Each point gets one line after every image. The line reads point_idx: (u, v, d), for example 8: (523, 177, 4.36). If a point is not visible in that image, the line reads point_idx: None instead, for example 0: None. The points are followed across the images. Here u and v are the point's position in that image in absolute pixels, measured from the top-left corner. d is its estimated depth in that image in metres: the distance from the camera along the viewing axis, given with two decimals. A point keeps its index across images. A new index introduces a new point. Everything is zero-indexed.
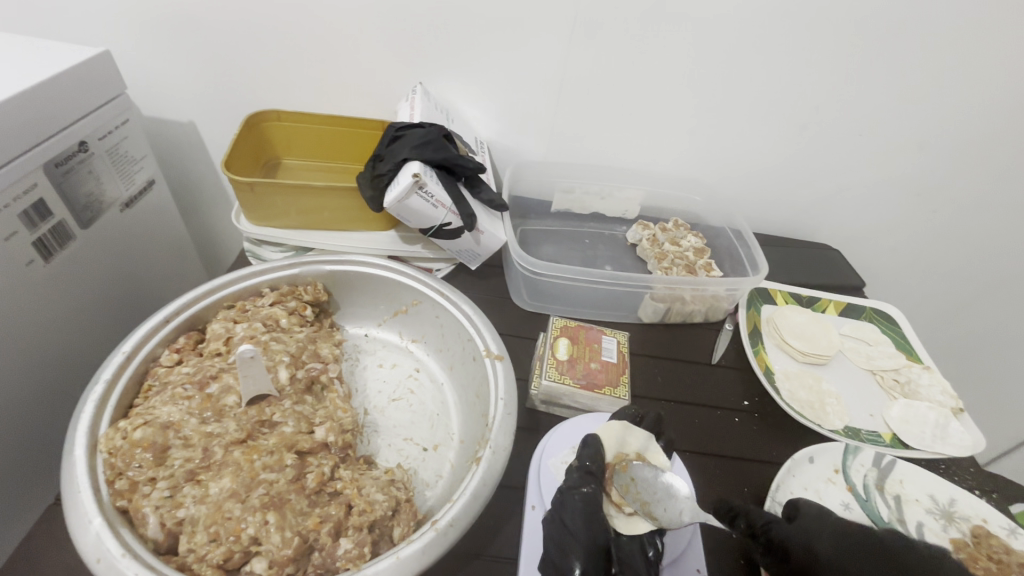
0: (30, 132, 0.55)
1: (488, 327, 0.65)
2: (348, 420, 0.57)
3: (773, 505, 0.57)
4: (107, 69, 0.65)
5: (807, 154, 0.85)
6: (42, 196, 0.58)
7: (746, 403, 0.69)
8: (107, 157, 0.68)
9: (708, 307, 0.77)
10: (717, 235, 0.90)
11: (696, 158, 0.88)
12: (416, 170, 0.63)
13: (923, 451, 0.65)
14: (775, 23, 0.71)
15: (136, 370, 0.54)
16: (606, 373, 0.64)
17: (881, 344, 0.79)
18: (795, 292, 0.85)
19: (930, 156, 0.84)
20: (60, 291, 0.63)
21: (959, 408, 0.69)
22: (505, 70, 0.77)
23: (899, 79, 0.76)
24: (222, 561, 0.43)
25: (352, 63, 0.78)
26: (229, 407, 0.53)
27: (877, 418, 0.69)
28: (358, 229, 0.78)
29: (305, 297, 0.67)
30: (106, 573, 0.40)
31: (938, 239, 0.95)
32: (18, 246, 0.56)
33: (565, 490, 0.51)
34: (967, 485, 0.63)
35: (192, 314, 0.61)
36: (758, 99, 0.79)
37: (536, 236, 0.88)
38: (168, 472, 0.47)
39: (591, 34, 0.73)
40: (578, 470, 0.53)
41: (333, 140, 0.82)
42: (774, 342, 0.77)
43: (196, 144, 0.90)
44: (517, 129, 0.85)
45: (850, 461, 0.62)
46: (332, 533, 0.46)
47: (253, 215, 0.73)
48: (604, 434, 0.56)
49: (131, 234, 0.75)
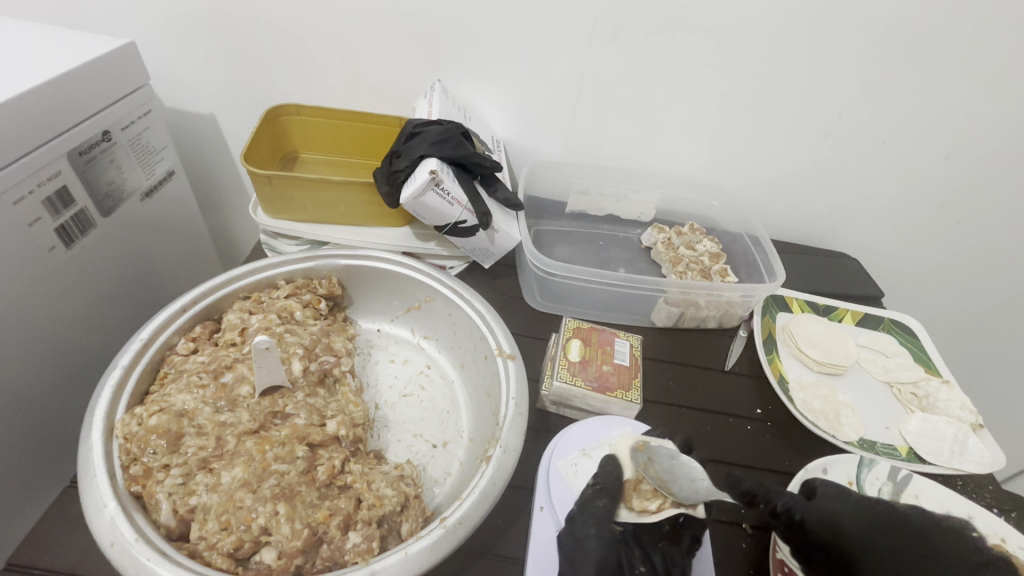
0: (56, 121, 0.56)
1: (500, 326, 0.65)
2: (360, 415, 0.57)
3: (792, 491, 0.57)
4: (132, 59, 0.66)
5: (828, 161, 0.84)
6: (65, 183, 0.59)
7: (759, 412, 0.68)
8: (129, 147, 0.69)
9: (722, 313, 0.76)
10: (733, 240, 0.89)
11: (715, 163, 0.87)
12: (433, 167, 0.63)
13: (940, 466, 0.64)
14: (800, 27, 0.70)
15: (153, 358, 0.55)
16: (618, 376, 0.64)
17: (899, 356, 0.77)
18: (811, 301, 0.84)
19: (955, 168, 0.82)
20: (80, 277, 0.64)
21: (978, 424, 0.68)
22: (524, 70, 0.77)
23: (926, 87, 0.74)
24: (232, 550, 0.43)
25: (373, 59, 0.78)
26: (242, 397, 0.53)
27: (893, 430, 0.68)
28: (373, 224, 0.78)
29: (320, 291, 0.68)
30: (118, 557, 0.40)
31: (960, 252, 0.93)
32: (41, 232, 0.57)
33: (580, 505, 0.50)
34: (985, 503, 0.62)
35: (208, 304, 0.61)
36: (780, 105, 0.78)
37: (551, 237, 0.88)
38: (182, 459, 0.47)
39: (613, 36, 0.72)
40: (592, 487, 0.52)
41: (350, 135, 0.83)
42: (789, 350, 0.76)
43: (216, 136, 0.91)
44: (534, 129, 0.85)
45: (864, 473, 0.60)
46: (341, 527, 0.46)
47: (271, 207, 0.73)
48: (619, 452, 0.54)
49: (150, 223, 0.76)
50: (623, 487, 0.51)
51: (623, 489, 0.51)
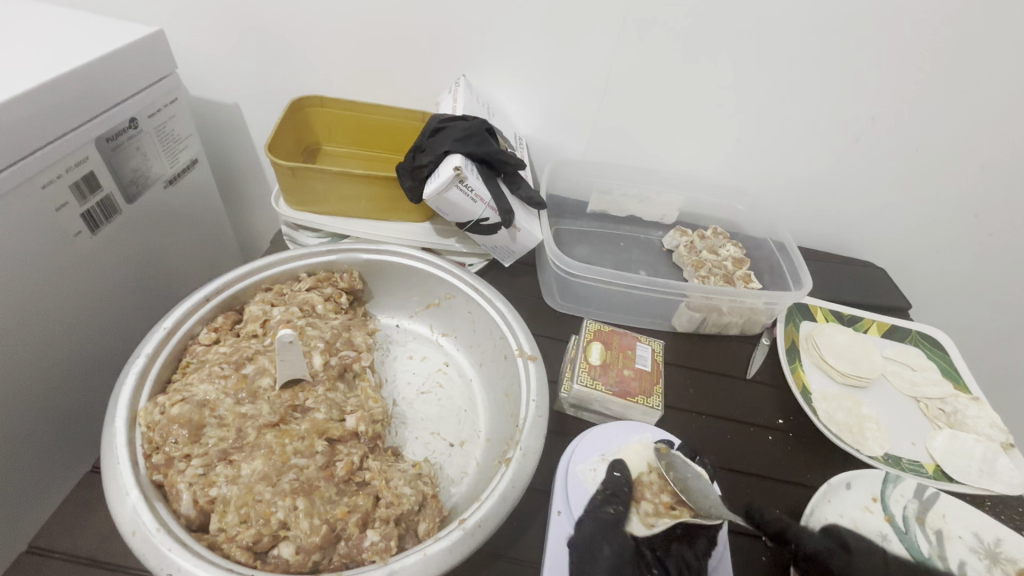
0: (84, 107, 0.56)
1: (521, 327, 0.64)
2: (379, 411, 0.57)
3: (817, 504, 0.56)
4: (160, 46, 0.66)
5: (857, 167, 0.82)
6: (92, 169, 0.59)
7: (781, 422, 0.67)
8: (155, 134, 0.69)
9: (745, 320, 0.75)
10: (757, 245, 0.87)
11: (740, 166, 0.85)
12: (458, 163, 0.62)
13: (968, 486, 0.62)
14: (838, 28, 0.68)
15: (176, 346, 0.55)
16: (639, 382, 0.63)
17: (927, 369, 0.75)
18: (836, 310, 0.82)
19: (990, 178, 0.80)
20: (104, 264, 0.64)
21: (1009, 443, 0.66)
22: (552, 67, 0.76)
23: (966, 91, 0.72)
24: (251, 543, 0.43)
25: (398, 50, 0.78)
26: (263, 389, 0.54)
27: (919, 447, 0.66)
28: (394, 220, 0.78)
29: (341, 284, 0.68)
30: (140, 546, 0.40)
31: (992, 264, 0.91)
32: (67, 217, 0.57)
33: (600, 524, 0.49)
34: (1014, 526, 0.59)
35: (231, 294, 0.61)
36: (814, 107, 0.76)
37: (571, 236, 0.87)
38: (203, 450, 0.47)
39: (643, 34, 0.71)
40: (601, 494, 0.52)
41: (372, 128, 0.82)
42: (812, 360, 0.75)
43: (238, 126, 0.91)
44: (559, 127, 0.84)
45: (889, 490, 0.58)
46: (359, 524, 0.46)
47: (294, 198, 0.73)
48: (628, 458, 0.56)
49: (172, 211, 0.76)
50: (634, 485, 0.54)
51: (632, 487, 0.54)
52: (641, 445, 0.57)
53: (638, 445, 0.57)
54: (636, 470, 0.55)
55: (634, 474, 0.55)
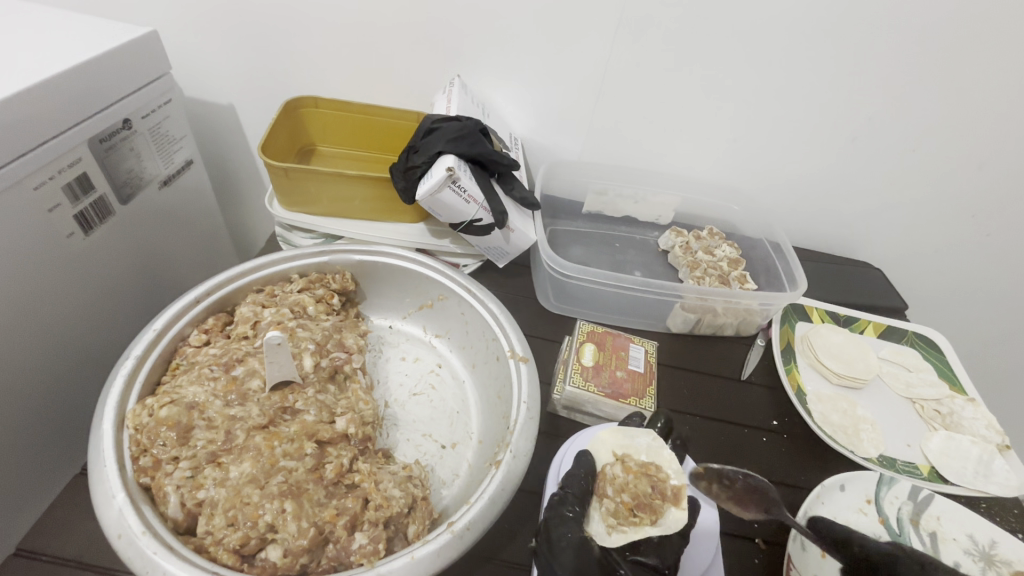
0: (77, 107, 0.56)
1: (514, 327, 0.63)
2: (370, 413, 0.57)
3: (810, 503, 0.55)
4: (154, 47, 0.66)
5: (853, 168, 0.82)
6: (86, 170, 0.59)
7: (775, 424, 0.67)
8: (149, 135, 0.69)
9: (740, 321, 0.75)
10: (753, 246, 0.87)
11: (736, 166, 0.85)
12: (450, 163, 0.62)
13: (962, 487, 0.61)
14: (834, 27, 0.68)
15: (166, 347, 0.55)
16: (631, 383, 0.63)
17: (923, 371, 0.75)
18: (832, 311, 0.82)
19: (987, 179, 0.80)
20: (97, 265, 0.64)
21: (1005, 444, 0.65)
22: (546, 67, 0.76)
23: (962, 90, 0.71)
24: (238, 546, 0.43)
25: (393, 50, 0.77)
26: (253, 391, 0.53)
27: (914, 448, 0.66)
28: (389, 220, 0.78)
29: (333, 285, 0.67)
30: (125, 549, 0.40)
31: (990, 265, 0.90)
32: (60, 218, 0.57)
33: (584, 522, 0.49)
34: (1009, 528, 0.59)
35: (223, 295, 0.61)
36: (810, 108, 0.76)
37: (566, 237, 0.87)
38: (191, 452, 0.47)
39: (639, 34, 0.71)
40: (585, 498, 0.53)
41: (367, 128, 0.82)
42: (807, 361, 0.74)
43: (233, 126, 0.91)
44: (554, 127, 0.83)
45: (883, 492, 0.58)
46: (347, 527, 0.46)
47: (287, 199, 0.73)
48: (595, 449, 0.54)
49: (166, 212, 0.76)
50: (596, 480, 0.52)
51: (594, 483, 0.52)
52: (606, 433, 0.55)
53: (604, 434, 0.55)
54: (599, 462, 0.53)
55: (598, 466, 0.53)
